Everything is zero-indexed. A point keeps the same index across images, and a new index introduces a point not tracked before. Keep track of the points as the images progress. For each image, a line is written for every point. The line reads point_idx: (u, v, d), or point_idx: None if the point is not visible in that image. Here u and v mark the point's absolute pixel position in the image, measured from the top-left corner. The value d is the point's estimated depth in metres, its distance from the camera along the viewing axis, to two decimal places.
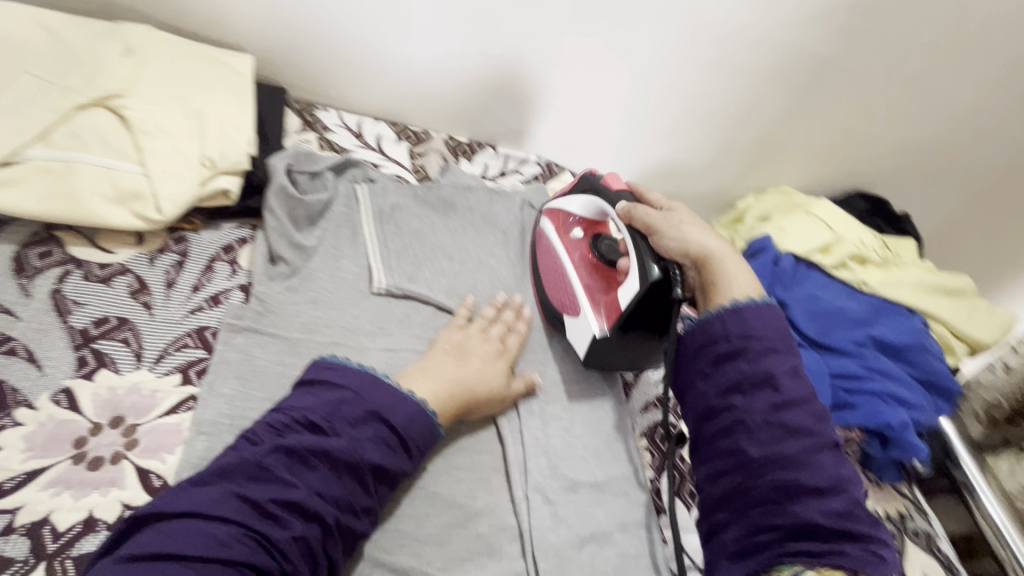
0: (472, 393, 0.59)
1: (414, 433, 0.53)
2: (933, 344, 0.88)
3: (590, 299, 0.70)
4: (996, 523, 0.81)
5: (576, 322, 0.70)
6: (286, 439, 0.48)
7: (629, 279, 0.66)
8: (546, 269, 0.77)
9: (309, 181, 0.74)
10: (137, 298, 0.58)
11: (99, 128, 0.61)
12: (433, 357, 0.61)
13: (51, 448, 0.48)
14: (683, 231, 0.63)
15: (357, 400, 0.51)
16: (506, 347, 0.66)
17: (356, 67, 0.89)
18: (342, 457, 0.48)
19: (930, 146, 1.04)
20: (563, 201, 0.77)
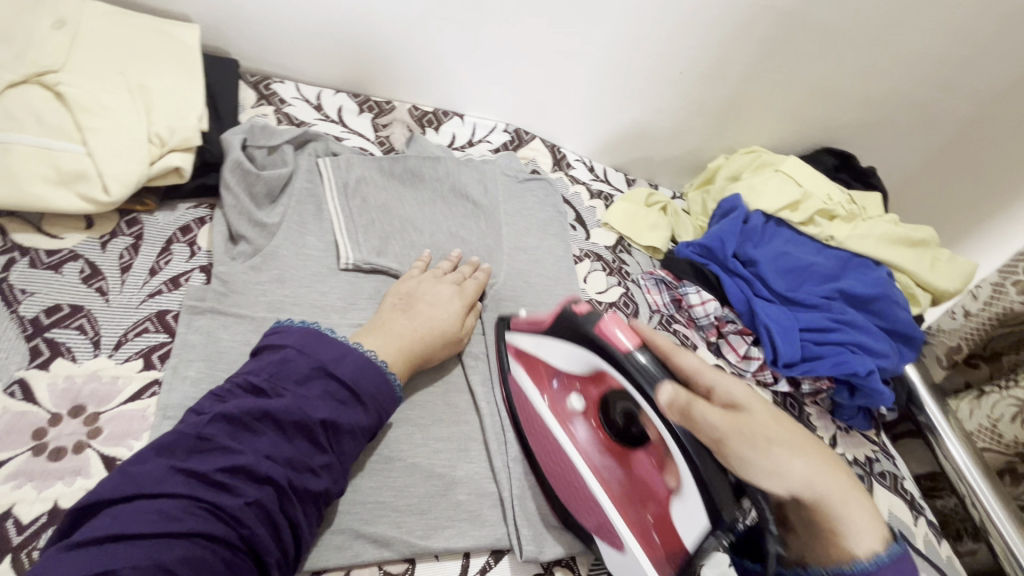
0: (426, 340, 0.60)
1: (367, 386, 0.52)
2: (896, 290, 0.90)
3: (628, 518, 0.52)
4: (957, 462, 0.83)
5: (620, 555, 0.52)
6: (226, 405, 0.46)
7: (684, 498, 0.47)
8: (544, 453, 0.59)
9: (267, 157, 0.72)
10: (90, 284, 0.56)
11: (34, 106, 0.58)
12: (382, 313, 0.62)
13: (8, 440, 0.46)
14: (773, 459, 0.42)
15: (301, 357, 0.50)
16: (464, 289, 0.67)
17: (311, 36, 0.85)
18: (285, 416, 0.47)
19: (894, 100, 1.05)
20: (542, 352, 0.57)
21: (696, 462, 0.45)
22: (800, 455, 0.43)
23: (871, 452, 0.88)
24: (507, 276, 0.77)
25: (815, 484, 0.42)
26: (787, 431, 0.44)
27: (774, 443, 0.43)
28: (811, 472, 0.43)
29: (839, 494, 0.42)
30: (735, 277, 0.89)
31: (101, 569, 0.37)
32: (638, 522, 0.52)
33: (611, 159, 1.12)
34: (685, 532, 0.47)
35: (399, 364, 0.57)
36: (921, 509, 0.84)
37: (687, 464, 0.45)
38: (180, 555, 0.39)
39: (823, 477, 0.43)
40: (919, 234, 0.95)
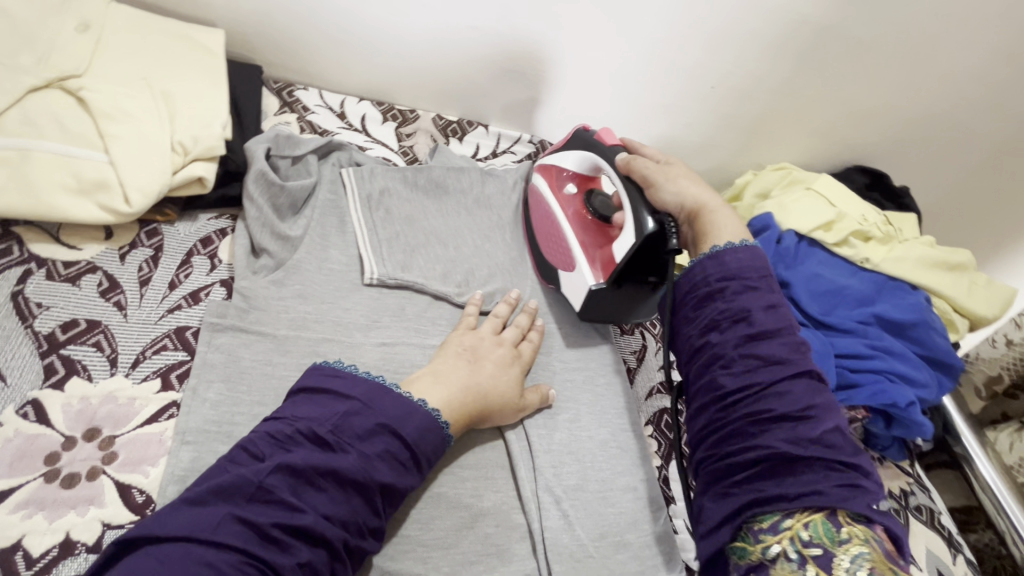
0: (487, 401, 0.56)
1: (425, 446, 0.49)
2: (934, 317, 0.87)
3: (585, 252, 0.69)
4: (996, 495, 0.82)
5: (571, 276, 0.69)
6: (289, 455, 0.43)
7: (626, 231, 0.66)
8: (539, 223, 0.75)
9: (290, 167, 0.70)
10: (108, 298, 0.54)
11: (55, 112, 0.56)
12: (444, 359, 0.58)
13: (20, 465, 0.44)
14: (677, 183, 0.62)
15: (366, 411, 0.47)
16: (521, 354, 0.63)
17: (338, 44, 0.83)
18: (350, 477, 0.44)
19: (929, 119, 1.02)
20: (557, 157, 0.75)
21: (638, 199, 0.65)
22: (698, 185, 0.62)
23: (906, 484, 0.84)
24: (533, 292, 0.74)
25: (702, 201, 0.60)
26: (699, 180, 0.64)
27: (689, 178, 0.63)
28: (702, 195, 0.61)
29: (719, 214, 0.59)
30: None
31: None
32: (591, 257, 0.69)
33: None
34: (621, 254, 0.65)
35: (456, 425, 0.53)
36: (959, 546, 0.81)
37: (632, 198, 0.65)
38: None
39: (709, 197, 0.61)
40: (956, 258, 0.92)
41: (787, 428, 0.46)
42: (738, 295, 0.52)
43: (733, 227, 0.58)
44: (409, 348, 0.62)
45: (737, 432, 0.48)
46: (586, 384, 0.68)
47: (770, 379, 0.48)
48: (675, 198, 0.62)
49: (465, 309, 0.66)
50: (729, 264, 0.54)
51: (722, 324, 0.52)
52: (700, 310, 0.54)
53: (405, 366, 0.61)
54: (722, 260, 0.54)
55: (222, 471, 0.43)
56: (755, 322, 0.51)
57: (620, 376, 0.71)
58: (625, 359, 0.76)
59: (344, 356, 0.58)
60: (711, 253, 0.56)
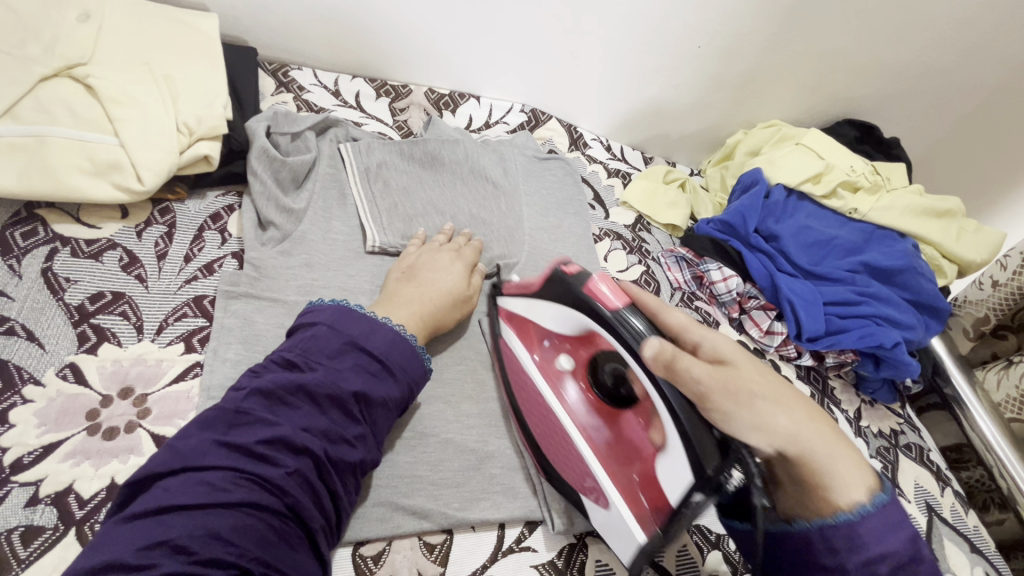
0: (433, 303, 0.62)
1: (395, 357, 0.53)
2: (921, 262, 0.89)
3: (611, 473, 0.53)
4: (987, 437, 0.83)
5: (607, 512, 0.52)
6: (262, 380, 0.47)
7: (668, 452, 0.47)
8: (533, 413, 0.59)
9: (291, 143, 0.72)
10: (129, 271, 0.57)
11: (66, 99, 0.59)
12: (391, 285, 0.63)
13: (64, 421, 0.47)
14: (756, 410, 0.41)
15: (332, 332, 0.52)
16: (461, 254, 0.69)
17: (329, 23, 0.85)
18: (320, 389, 0.48)
19: (916, 67, 1.03)
20: (534, 313, 0.58)
21: (680, 417, 0.44)
22: (783, 406, 0.42)
23: (896, 425, 0.88)
24: (529, 256, 0.78)
25: (800, 435, 0.41)
26: (773, 384, 0.43)
27: (758, 395, 0.42)
28: (797, 423, 0.42)
29: (826, 446, 0.42)
30: (757, 253, 0.88)
31: (159, 539, 0.38)
32: (626, 481, 0.52)
33: (627, 138, 1.12)
34: (669, 489, 0.46)
35: (413, 330, 0.59)
36: (947, 480, 0.85)
37: (672, 419, 0.45)
38: (229, 524, 0.39)
39: (802, 427, 0.42)
40: (944, 205, 0.94)
41: None
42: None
43: (850, 470, 0.41)
44: None
45: None
46: None
47: None
48: (760, 436, 0.41)
49: (407, 244, 0.70)
50: (872, 548, 0.39)
51: None
52: None
53: None
54: (853, 534, 0.39)
55: (214, 407, 0.47)
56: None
57: None
58: None
59: None
60: (840, 526, 0.40)
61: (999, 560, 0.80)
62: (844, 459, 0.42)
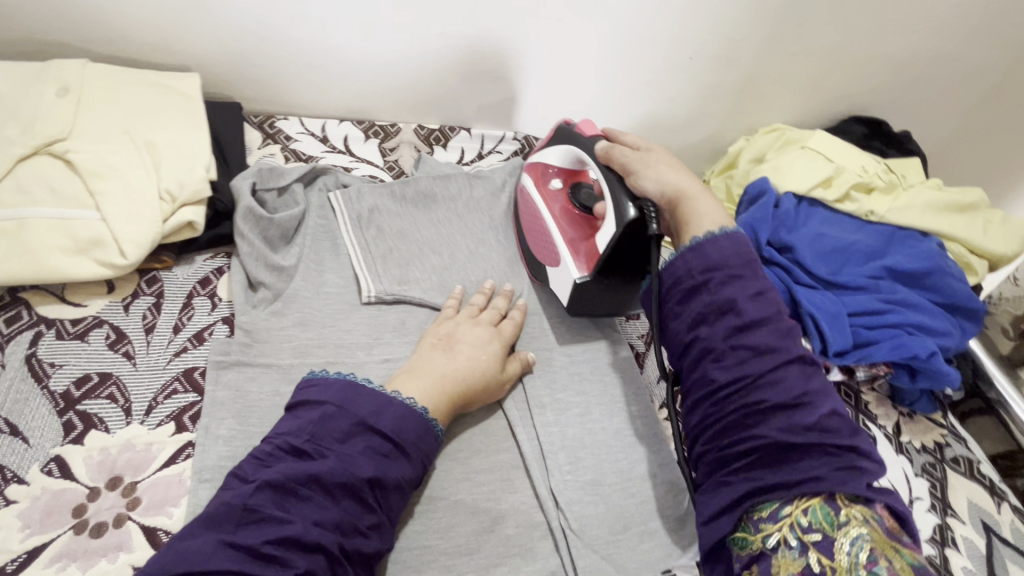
0: (465, 382, 0.58)
1: (407, 434, 0.50)
2: (949, 262, 0.84)
3: (571, 248, 0.69)
4: None
5: (558, 271, 0.69)
6: (271, 471, 0.45)
7: (607, 222, 0.65)
8: (527, 221, 0.76)
9: (278, 198, 0.71)
10: (117, 349, 0.55)
11: (46, 177, 0.58)
12: (421, 353, 0.60)
13: (50, 521, 0.45)
14: (657, 169, 0.62)
15: (341, 413, 0.48)
16: (501, 333, 0.65)
17: (312, 71, 0.84)
18: (334, 479, 0.45)
19: (921, 57, 0.99)
20: (542, 154, 0.77)
21: (615, 189, 0.64)
22: (674, 171, 0.62)
23: (940, 437, 0.83)
24: (532, 289, 0.75)
25: (680, 186, 0.61)
26: (676, 164, 0.64)
27: (663, 163, 0.63)
28: (682, 180, 0.61)
29: (698, 195, 0.60)
30: (772, 266, 0.83)
31: None
32: (577, 246, 0.69)
33: None
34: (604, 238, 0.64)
35: (438, 413, 0.54)
36: (1002, 493, 0.78)
37: (612, 193, 0.65)
38: None
39: (684, 181, 0.61)
40: (966, 199, 0.89)
41: (744, 352, 0.50)
42: (725, 286, 0.52)
43: (713, 213, 0.58)
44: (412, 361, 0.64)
45: (699, 357, 0.53)
46: (592, 375, 0.68)
47: (755, 369, 0.49)
48: (653, 183, 0.61)
49: (445, 304, 0.68)
50: (709, 249, 0.54)
51: (711, 317, 0.52)
52: (686, 305, 0.54)
53: None
54: (701, 248, 0.55)
55: (216, 500, 0.44)
56: (743, 313, 0.51)
57: (628, 364, 0.70)
58: (632, 344, 0.76)
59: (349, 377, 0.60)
60: (692, 246, 0.55)
61: None
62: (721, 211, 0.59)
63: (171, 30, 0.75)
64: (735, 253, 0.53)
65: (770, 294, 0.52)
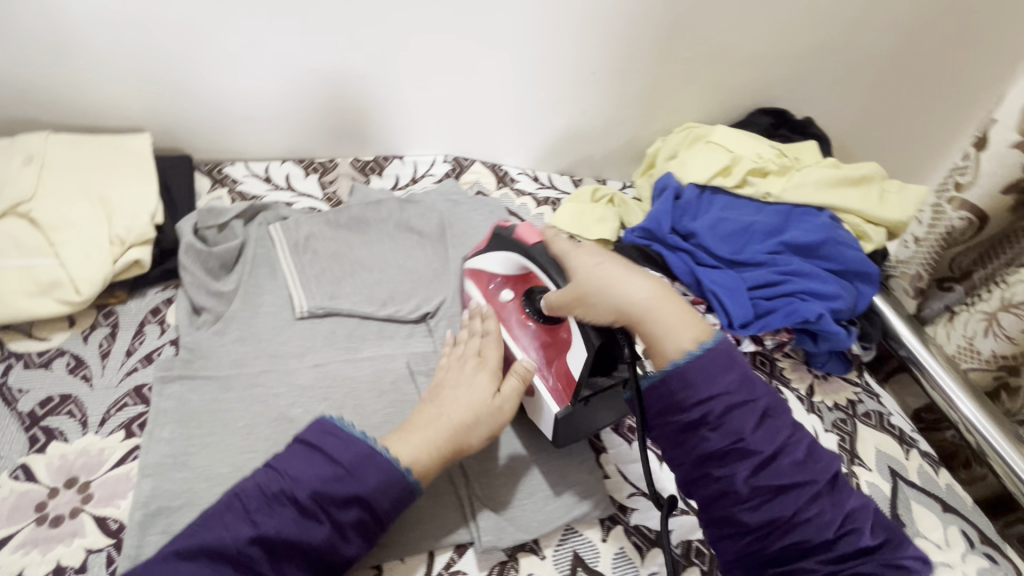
0: (459, 430, 0.60)
1: (394, 512, 0.54)
2: (843, 232, 0.91)
3: (540, 369, 0.68)
4: (945, 390, 0.85)
5: (533, 400, 0.68)
6: (273, 525, 0.50)
7: (573, 343, 0.64)
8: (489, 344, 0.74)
9: (218, 234, 0.80)
10: (76, 373, 0.64)
11: (13, 235, 0.69)
12: (420, 407, 0.62)
13: (17, 515, 0.54)
14: (592, 292, 0.59)
15: (348, 481, 0.52)
16: (487, 366, 0.66)
17: (250, 119, 0.95)
18: (318, 546, 0.50)
19: (809, 49, 1.08)
20: (484, 263, 0.75)
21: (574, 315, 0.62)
22: (618, 283, 0.59)
23: (853, 394, 0.89)
24: (455, 294, 0.83)
25: (633, 305, 0.58)
26: (611, 268, 0.60)
27: (598, 279, 0.59)
28: (630, 293, 0.58)
29: (655, 305, 0.57)
30: (678, 251, 0.91)
31: None
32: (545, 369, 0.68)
33: (554, 165, 1.18)
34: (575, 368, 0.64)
35: (425, 465, 0.57)
36: (912, 441, 0.84)
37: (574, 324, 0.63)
38: None
39: (640, 294, 0.58)
40: (858, 173, 0.96)
41: (747, 474, 0.51)
42: (722, 419, 0.52)
43: (678, 329, 0.56)
44: (339, 365, 0.72)
45: (718, 494, 0.53)
46: None
47: (782, 510, 0.51)
48: (600, 312, 0.59)
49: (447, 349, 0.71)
50: (699, 384, 0.53)
51: (719, 458, 0.52)
52: (689, 442, 0.53)
53: (338, 380, 0.70)
54: (683, 381, 0.53)
55: (224, 519, 0.50)
56: (755, 449, 0.52)
57: None
58: None
59: (282, 381, 0.68)
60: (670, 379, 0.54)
61: (977, 514, 0.78)
62: (687, 311, 0.58)
63: (124, 98, 0.88)
64: (726, 385, 0.53)
65: (767, 410, 0.53)
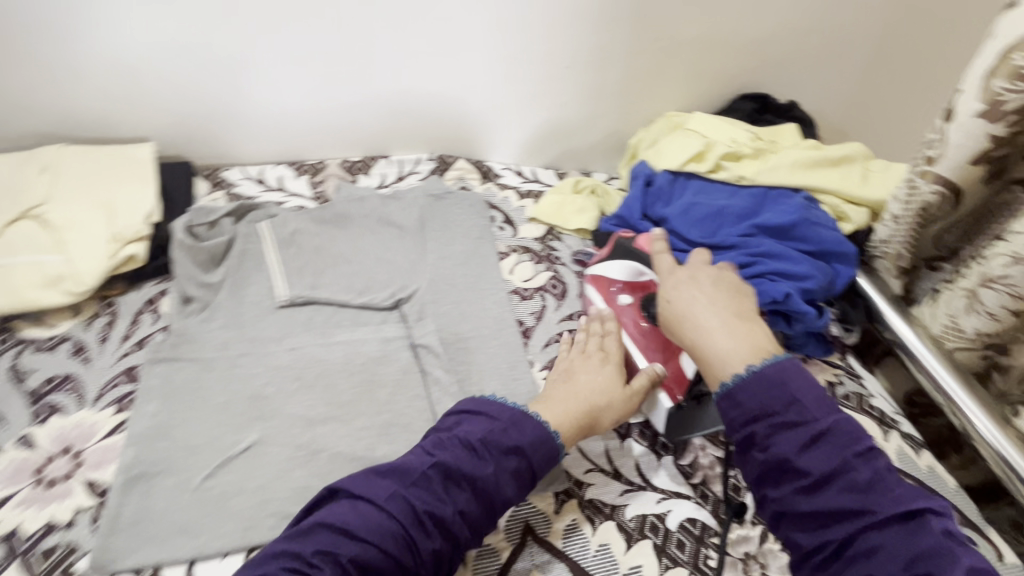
0: (595, 405, 0.68)
1: (541, 464, 0.61)
2: (819, 213, 0.90)
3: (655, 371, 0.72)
4: (932, 371, 0.81)
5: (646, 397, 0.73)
6: (447, 457, 0.58)
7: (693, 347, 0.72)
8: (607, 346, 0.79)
9: (208, 231, 0.86)
10: (78, 356, 0.72)
11: (28, 235, 0.78)
12: (552, 386, 0.70)
13: (18, 478, 0.61)
14: (678, 313, 0.64)
15: (508, 432, 0.61)
16: (608, 355, 0.74)
17: (244, 126, 1.02)
18: (486, 484, 0.58)
19: (788, 34, 1.07)
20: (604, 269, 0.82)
21: None
22: (702, 309, 0.63)
23: (834, 376, 0.88)
24: (428, 282, 0.87)
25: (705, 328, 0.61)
26: (698, 295, 0.64)
27: (685, 303, 0.64)
28: (707, 318, 0.62)
29: (727, 331, 0.60)
30: None
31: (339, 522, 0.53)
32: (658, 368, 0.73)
33: (539, 159, 1.20)
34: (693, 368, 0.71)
35: (567, 433, 0.65)
36: (893, 422, 0.82)
37: None
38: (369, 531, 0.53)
39: (715, 320, 0.61)
40: (836, 153, 0.95)
41: (798, 496, 0.51)
42: (772, 438, 0.53)
43: (737, 350, 0.58)
44: (314, 349, 0.76)
45: (774, 515, 0.53)
46: (479, 349, 0.81)
47: (839, 535, 0.49)
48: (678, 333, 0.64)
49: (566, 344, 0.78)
50: (745, 404, 0.55)
51: (774, 478, 0.53)
52: (743, 460, 0.55)
53: (311, 361, 0.75)
54: (735, 398, 0.55)
55: (408, 457, 0.59)
56: (807, 471, 0.51)
57: (513, 336, 0.83)
58: (524, 321, 0.87)
59: (257, 362, 0.73)
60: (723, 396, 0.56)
61: (960, 495, 0.76)
62: (761, 333, 0.60)
63: (130, 112, 0.97)
64: (776, 405, 0.54)
65: (822, 431, 0.52)
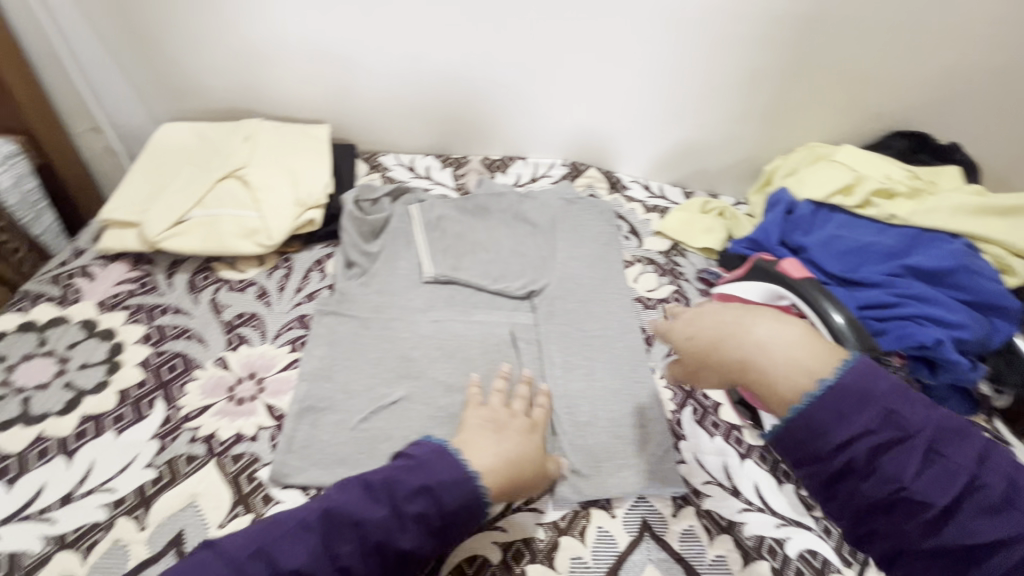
0: (516, 466, 0.62)
1: (459, 515, 0.57)
2: (980, 262, 0.85)
3: None
4: None
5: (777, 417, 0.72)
6: (334, 502, 0.55)
7: None
8: None
9: (371, 206, 0.96)
10: (261, 299, 0.83)
11: (231, 192, 0.91)
12: (472, 433, 0.64)
13: (214, 392, 0.73)
14: (737, 333, 0.57)
15: (419, 472, 0.57)
16: (535, 420, 0.69)
17: (405, 118, 1.13)
18: (381, 533, 0.54)
19: (962, 73, 1.01)
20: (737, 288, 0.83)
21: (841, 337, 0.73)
22: (756, 324, 0.57)
23: None
24: (558, 279, 0.92)
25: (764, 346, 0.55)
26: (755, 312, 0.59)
27: (742, 320, 0.58)
28: (764, 336, 0.56)
29: (791, 346, 0.55)
30: None
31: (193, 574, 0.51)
32: None
33: (667, 176, 1.22)
34: None
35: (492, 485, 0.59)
36: None
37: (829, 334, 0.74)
38: None
39: (783, 335, 0.55)
40: (1007, 201, 0.89)
41: (921, 526, 0.48)
42: (875, 464, 0.49)
43: (808, 362, 0.53)
44: (453, 324, 0.83)
45: (893, 546, 0.50)
46: (603, 347, 0.84)
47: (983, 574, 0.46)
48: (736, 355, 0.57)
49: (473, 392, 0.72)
50: (835, 433, 0.50)
51: (886, 508, 0.49)
52: (840, 492, 0.51)
53: (451, 335, 0.81)
54: (812, 425, 0.51)
55: (304, 504, 0.56)
56: (927, 499, 0.48)
57: (637, 340, 0.85)
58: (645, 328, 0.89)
59: (404, 328, 0.81)
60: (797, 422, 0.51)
61: None
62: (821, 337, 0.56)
63: (315, 97, 1.11)
64: (874, 426, 0.49)
65: (932, 450, 0.49)
